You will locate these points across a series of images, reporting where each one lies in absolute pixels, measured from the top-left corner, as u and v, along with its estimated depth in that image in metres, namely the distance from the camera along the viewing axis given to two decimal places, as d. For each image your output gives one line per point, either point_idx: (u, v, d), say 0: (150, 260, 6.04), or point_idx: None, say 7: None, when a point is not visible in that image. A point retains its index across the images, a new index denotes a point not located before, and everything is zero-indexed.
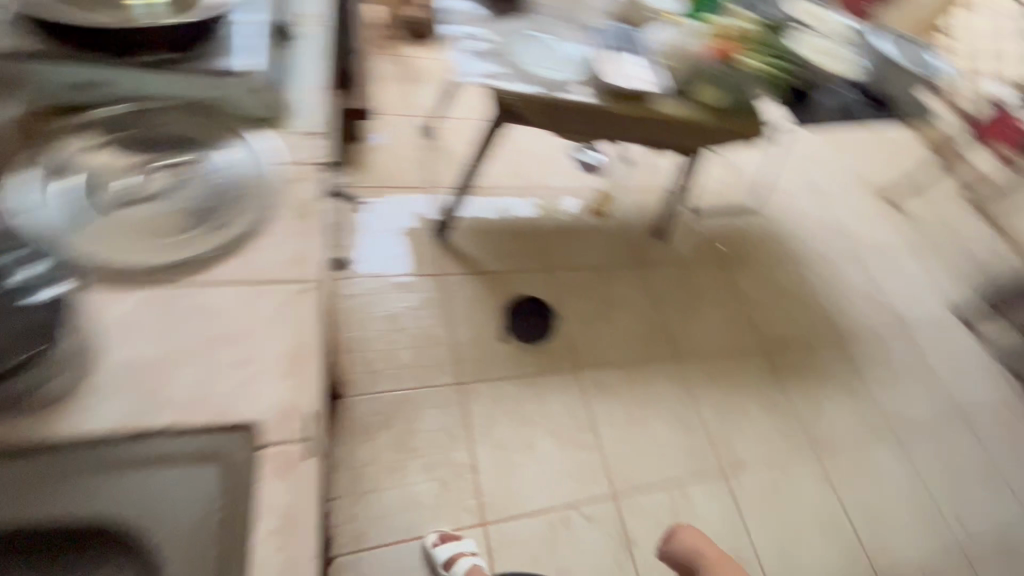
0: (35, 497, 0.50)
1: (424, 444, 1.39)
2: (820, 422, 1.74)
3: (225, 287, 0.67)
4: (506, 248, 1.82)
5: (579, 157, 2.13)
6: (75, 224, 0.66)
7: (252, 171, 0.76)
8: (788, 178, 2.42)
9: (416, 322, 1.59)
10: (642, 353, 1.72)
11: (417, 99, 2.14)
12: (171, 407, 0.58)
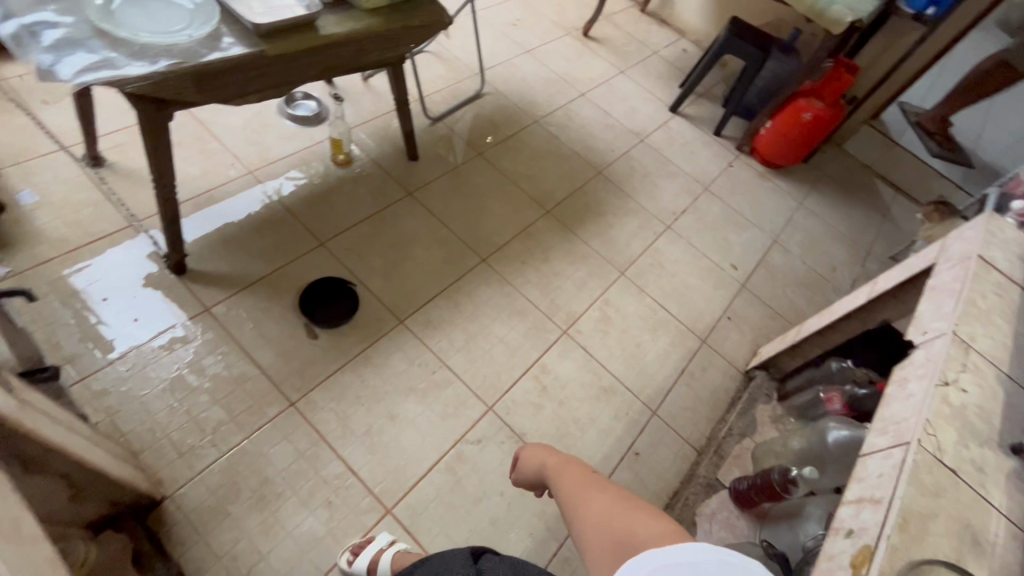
0: None
1: (287, 483, 1.26)
2: (616, 247, 1.98)
3: None
4: (264, 244, 1.61)
5: (294, 113, 1.92)
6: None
7: None
8: (501, 50, 2.48)
9: (206, 373, 1.36)
10: (453, 272, 1.73)
11: (51, 126, 1.65)
12: None
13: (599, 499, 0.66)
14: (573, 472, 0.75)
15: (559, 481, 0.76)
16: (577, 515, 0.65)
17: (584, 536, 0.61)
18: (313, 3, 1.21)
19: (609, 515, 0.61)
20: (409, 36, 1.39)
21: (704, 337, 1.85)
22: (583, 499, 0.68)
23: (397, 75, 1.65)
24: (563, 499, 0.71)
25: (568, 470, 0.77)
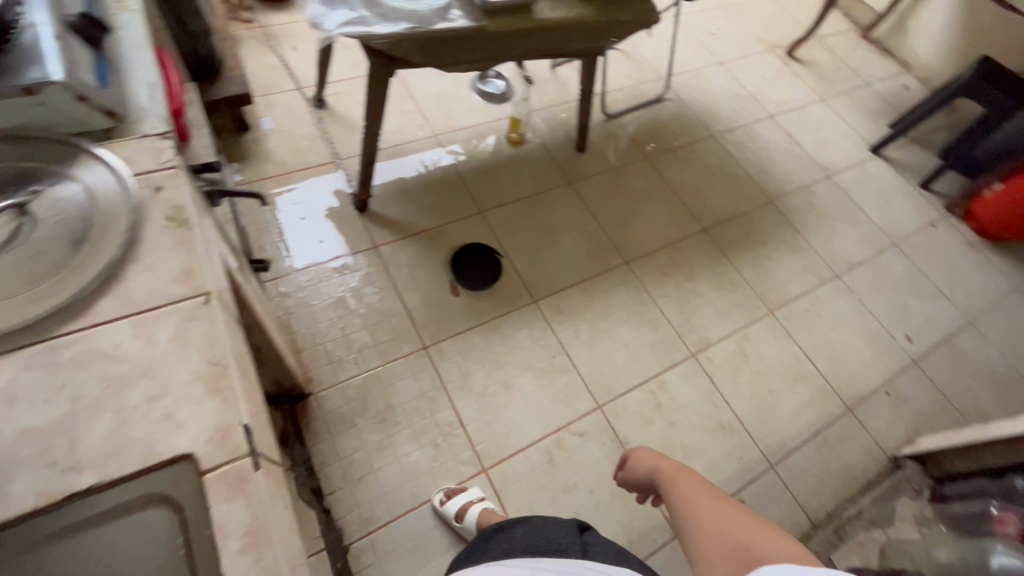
0: None
1: (405, 415, 1.39)
2: (770, 283, 1.84)
3: (114, 325, 0.53)
4: (434, 201, 1.76)
5: (483, 88, 2.05)
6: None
7: (98, 198, 0.59)
8: (693, 57, 2.40)
9: (363, 301, 1.54)
10: (594, 267, 1.74)
11: (295, 68, 1.97)
12: (90, 463, 0.47)
13: (718, 509, 0.63)
14: (689, 480, 0.73)
15: (671, 487, 0.74)
16: (693, 519, 0.64)
17: (697, 543, 0.59)
18: None
19: (728, 526, 0.59)
20: (614, 30, 1.40)
21: (851, 404, 1.64)
22: (696, 506, 0.65)
23: (590, 67, 1.69)
24: (674, 506, 0.69)
25: (683, 477, 0.74)
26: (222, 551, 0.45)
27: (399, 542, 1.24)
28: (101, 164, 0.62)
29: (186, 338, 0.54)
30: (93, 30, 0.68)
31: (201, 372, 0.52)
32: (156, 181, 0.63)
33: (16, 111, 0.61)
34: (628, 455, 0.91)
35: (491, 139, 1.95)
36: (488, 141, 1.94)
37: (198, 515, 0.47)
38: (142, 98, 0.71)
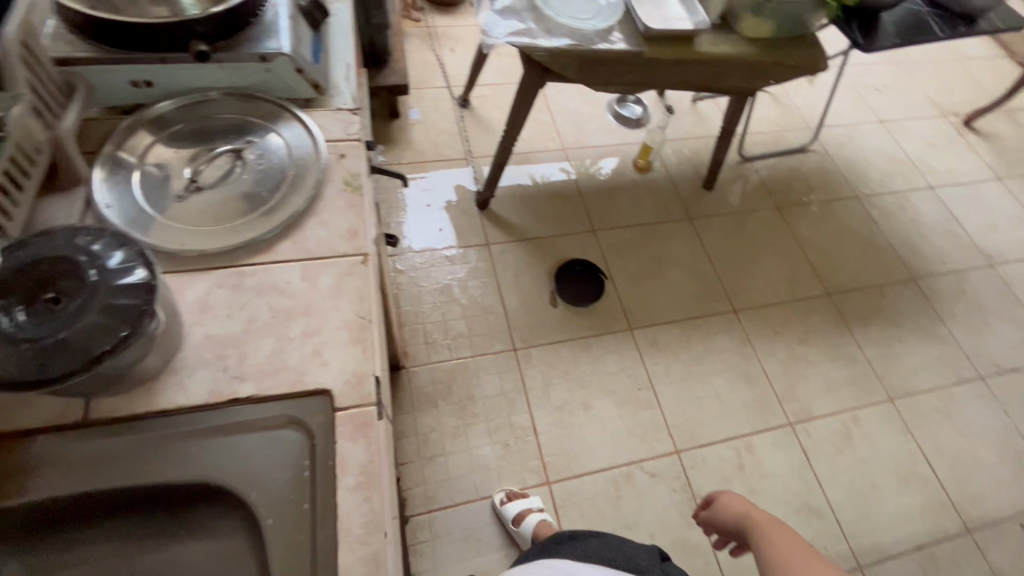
0: (136, 469, 0.50)
1: (484, 409, 1.43)
2: (896, 369, 1.65)
3: (288, 265, 0.61)
4: (551, 212, 1.80)
5: (620, 111, 2.06)
6: (143, 229, 0.61)
7: (295, 156, 0.68)
8: (850, 111, 2.24)
9: (466, 292, 1.61)
10: (700, 308, 1.68)
11: (449, 68, 2.12)
12: (251, 376, 0.55)
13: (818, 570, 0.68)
14: (779, 534, 0.76)
15: (761, 538, 0.78)
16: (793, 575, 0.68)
17: None
18: (703, 21, 1.25)
19: None
20: (775, 72, 1.35)
21: (972, 526, 1.43)
22: (795, 563, 0.70)
23: (738, 106, 1.64)
24: (767, 557, 0.73)
25: (773, 530, 0.78)
26: (339, 483, 0.50)
27: (455, 529, 1.28)
28: (300, 126, 0.71)
29: (342, 289, 0.60)
30: (316, 14, 0.79)
31: (349, 321, 0.58)
32: (341, 149, 0.71)
33: (249, 75, 0.71)
34: (714, 497, 0.93)
35: (611, 162, 1.95)
36: (613, 163, 1.95)
37: (325, 446, 0.52)
38: (338, 76, 0.81)
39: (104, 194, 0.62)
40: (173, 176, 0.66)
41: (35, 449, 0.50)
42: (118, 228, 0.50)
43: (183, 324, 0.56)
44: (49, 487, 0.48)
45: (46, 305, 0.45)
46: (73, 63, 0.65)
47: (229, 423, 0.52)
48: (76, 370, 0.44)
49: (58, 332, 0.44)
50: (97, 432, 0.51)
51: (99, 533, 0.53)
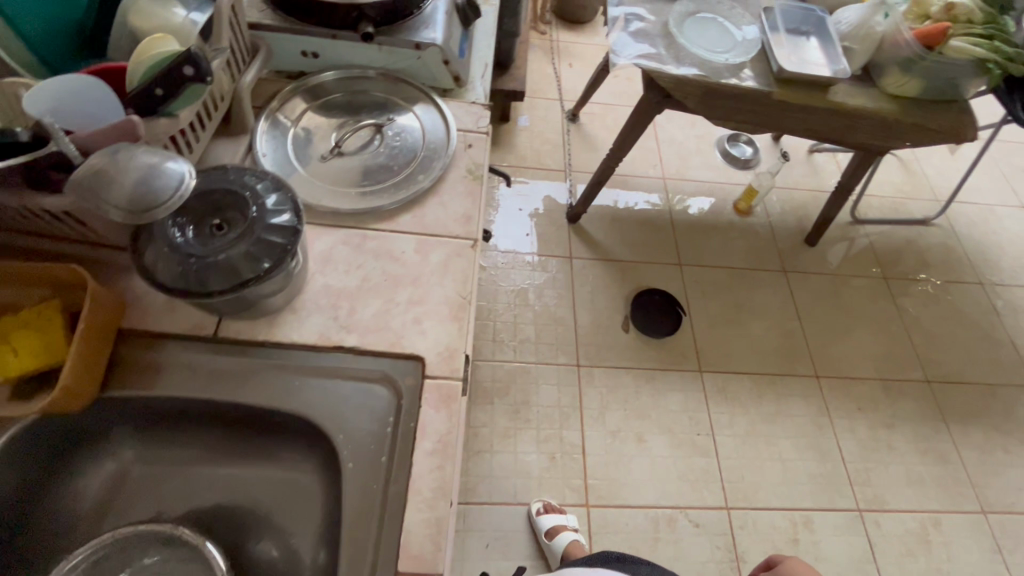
0: (247, 389, 0.55)
1: (537, 416, 1.44)
2: (995, 480, 1.47)
3: (405, 236, 0.66)
4: (639, 238, 1.78)
5: (730, 150, 2.00)
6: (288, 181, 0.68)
7: (429, 139, 0.73)
8: (988, 189, 2.04)
9: (541, 300, 1.63)
10: (778, 365, 1.59)
11: (564, 82, 2.16)
12: (357, 328, 0.59)
13: None
14: None
15: None
16: None
17: None
18: (844, 70, 1.20)
19: None
20: (912, 134, 1.27)
21: None
22: None
23: (862, 164, 1.55)
24: None
25: None
26: (418, 445, 0.53)
27: (487, 526, 1.29)
28: (437, 111, 0.76)
29: (450, 268, 0.64)
30: (469, 13, 0.84)
31: (450, 299, 0.62)
32: (469, 139, 0.75)
33: (401, 59, 0.77)
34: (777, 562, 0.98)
35: (706, 200, 1.89)
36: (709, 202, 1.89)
37: (410, 407, 0.55)
38: (475, 73, 0.86)
39: (263, 146, 0.70)
40: (321, 140, 0.72)
41: (170, 352, 0.57)
42: (276, 174, 0.56)
43: (307, 267, 0.61)
44: (178, 386, 0.55)
45: (212, 230, 0.51)
46: (260, 28, 0.74)
47: (328, 367, 0.57)
48: (225, 290, 0.50)
49: (217, 254, 0.50)
50: (223, 348, 0.57)
51: (204, 436, 0.60)
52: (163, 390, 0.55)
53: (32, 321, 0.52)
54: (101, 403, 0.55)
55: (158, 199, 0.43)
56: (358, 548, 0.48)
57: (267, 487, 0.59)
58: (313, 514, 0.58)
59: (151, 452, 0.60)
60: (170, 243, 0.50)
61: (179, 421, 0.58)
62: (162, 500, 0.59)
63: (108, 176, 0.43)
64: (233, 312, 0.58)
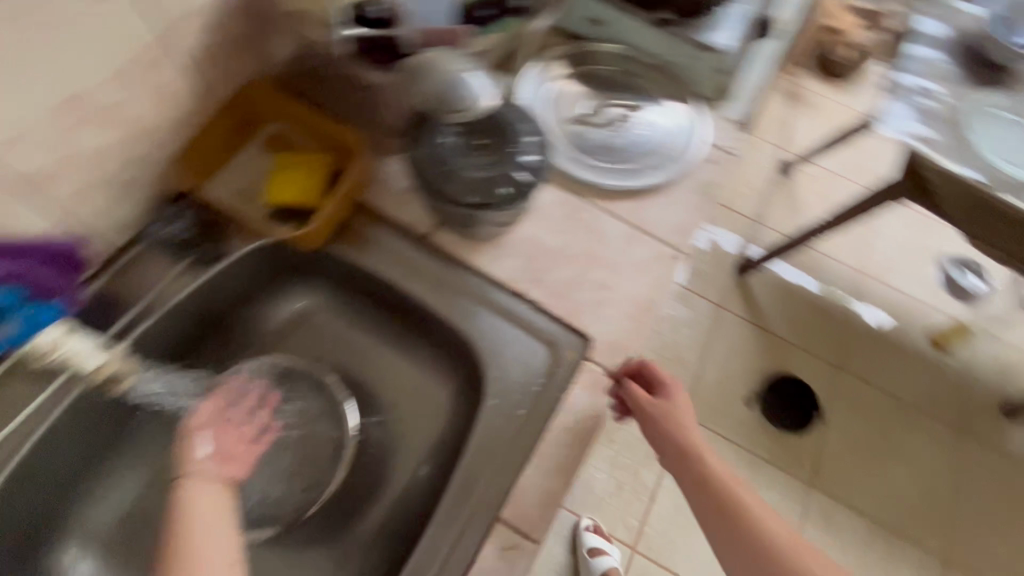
0: (434, 296, 0.61)
1: (621, 439, 1.39)
2: None
3: (618, 222, 0.65)
4: (804, 319, 1.58)
5: (953, 273, 1.69)
6: None
7: (674, 140, 0.72)
8: None
9: (673, 333, 1.54)
10: (900, 521, 1.38)
11: (803, 119, 1.80)
12: (545, 286, 0.61)
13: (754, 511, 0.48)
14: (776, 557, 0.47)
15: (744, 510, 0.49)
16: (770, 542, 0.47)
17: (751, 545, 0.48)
18: None
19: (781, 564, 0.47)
20: None
21: None
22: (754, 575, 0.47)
23: None
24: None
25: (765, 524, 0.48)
26: (557, 419, 0.55)
27: None
28: (694, 115, 0.74)
29: (648, 270, 0.63)
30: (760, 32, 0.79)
31: (638, 299, 0.61)
32: (713, 155, 0.72)
33: (678, 54, 0.76)
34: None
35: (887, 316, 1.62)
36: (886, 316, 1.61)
37: (564, 380, 0.56)
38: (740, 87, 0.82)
39: (523, 91, 0.73)
40: (576, 103, 0.74)
41: (387, 236, 0.63)
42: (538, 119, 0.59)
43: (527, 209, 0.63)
44: (384, 266, 0.62)
45: (474, 146, 0.55)
46: None
47: (507, 309, 0.59)
48: (466, 204, 0.54)
49: (472, 171, 0.54)
50: (429, 251, 0.62)
51: (377, 316, 0.66)
52: (374, 265, 0.62)
53: (306, 164, 0.61)
54: (323, 253, 0.62)
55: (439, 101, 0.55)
56: (474, 475, 0.51)
57: (406, 382, 0.65)
58: (434, 426, 0.63)
59: (333, 309, 0.67)
60: (440, 146, 0.55)
61: (367, 294, 0.65)
62: (326, 351, 0.66)
63: (428, 69, 0.55)
64: (457, 225, 0.62)
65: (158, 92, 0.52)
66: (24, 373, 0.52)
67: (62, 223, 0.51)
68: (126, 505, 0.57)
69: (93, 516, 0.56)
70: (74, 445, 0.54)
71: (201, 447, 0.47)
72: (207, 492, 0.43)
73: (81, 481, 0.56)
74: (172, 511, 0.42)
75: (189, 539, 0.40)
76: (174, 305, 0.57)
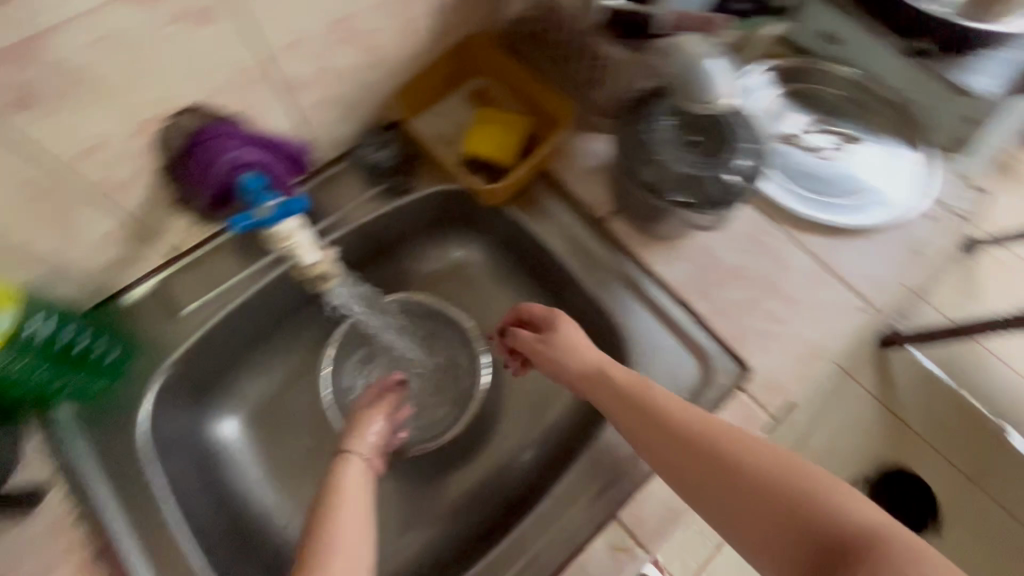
0: (596, 282, 0.61)
1: None
2: None
3: (806, 256, 0.61)
4: (938, 429, 0.95)
5: None
6: None
7: (891, 184, 0.64)
8: None
9: None
10: None
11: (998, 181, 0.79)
12: (712, 302, 0.58)
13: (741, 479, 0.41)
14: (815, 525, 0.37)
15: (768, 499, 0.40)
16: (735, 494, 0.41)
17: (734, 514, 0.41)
18: None
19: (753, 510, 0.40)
20: None
21: None
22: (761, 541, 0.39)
23: None
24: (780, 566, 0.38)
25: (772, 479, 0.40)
26: None
27: None
28: (919, 163, 0.66)
29: (830, 317, 0.58)
30: None
31: (811, 344, 0.56)
32: (934, 211, 0.64)
33: (923, 92, 0.65)
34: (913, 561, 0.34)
35: None
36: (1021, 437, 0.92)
37: (710, 403, 0.55)
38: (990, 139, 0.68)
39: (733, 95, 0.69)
40: (787, 120, 0.68)
41: (563, 212, 0.63)
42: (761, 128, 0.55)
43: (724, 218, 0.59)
44: (554, 239, 0.62)
45: (688, 142, 0.53)
46: None
47: (665, 314, 0.58)
48: (665, 198, 0.52)
49: (681, 166, 0.52)
50: (602, 237, 0.62)
51: (529, 284, 0.68)
52: (546, 236, 0.62)
53: (507, 123, 0.62)
54: (500, 212, 0.64)
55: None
56: None
57: None
58: (555, 402, 0.64)
59: (489, 266, 0.69)
60: (653, 133, 0.53)
61: (527, 261, 0.66)
62: (471, 303, 0.69)
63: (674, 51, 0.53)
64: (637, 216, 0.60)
65: (405, 27, 0.55)
66: (236, 251, 0.59)
67: (295, 130, 0.56)
68: (279, 387, 0.64)
69: (252, 386, 0.63)
70: (254, 324, 0.61)
71: (370, 431, 0.53)
72: (357, 473, 0.48)
73: (249, 356, 0.63)
74: (329, 476, 0.48)
75: (337, 507, 0.44)
76: (362, 224, 0.62)
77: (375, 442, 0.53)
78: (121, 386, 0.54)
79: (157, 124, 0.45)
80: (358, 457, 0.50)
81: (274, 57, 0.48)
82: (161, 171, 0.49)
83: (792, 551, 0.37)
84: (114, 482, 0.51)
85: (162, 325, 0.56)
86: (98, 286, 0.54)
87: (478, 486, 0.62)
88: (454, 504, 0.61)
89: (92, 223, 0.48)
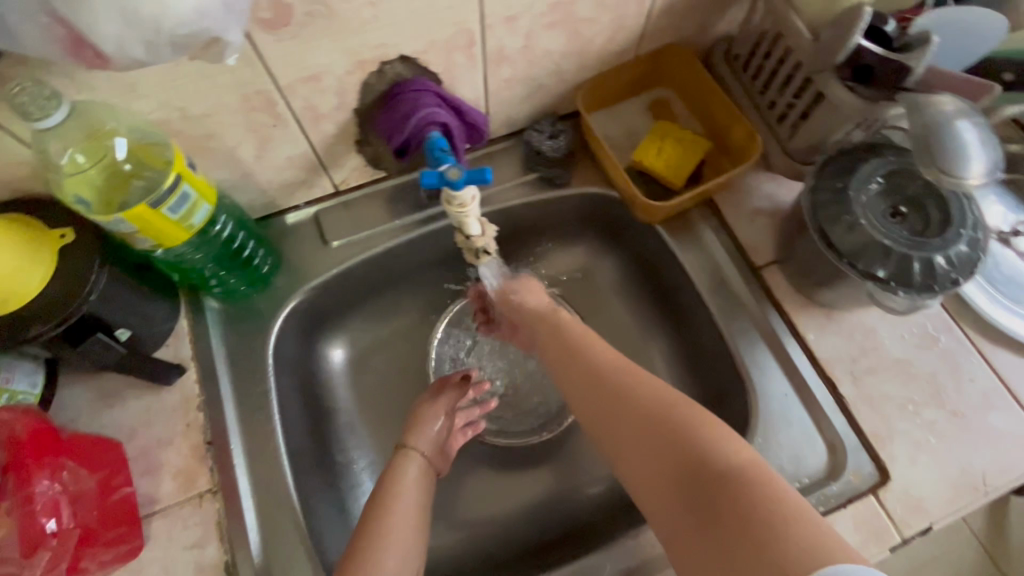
0: (734, 331, 0.56)
1: None
2: None
3: (988, 372, 0.52)
4: None
5: None
6: None
7: None
8: None
9: None
10: None
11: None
12: (861, 391, 0.52)
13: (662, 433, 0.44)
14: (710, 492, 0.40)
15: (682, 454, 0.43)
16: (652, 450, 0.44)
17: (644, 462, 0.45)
18: None
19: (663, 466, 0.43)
20: None
21: None
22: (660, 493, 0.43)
23: None
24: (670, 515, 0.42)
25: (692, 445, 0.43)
26: None
27: None
28: None
29: (999, 448, 0.50)
30: None
31: (969, 472, 0.49)
32: None
33: None
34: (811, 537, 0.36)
35: None
36: None
37: (834, 499, 0.49)
38: None
39: None
40: (1002, 213, 0.59)
41: (718, 248, 0.59)
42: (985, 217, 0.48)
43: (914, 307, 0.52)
44: (700, 274, 0.59)
45: (891, 210, 0.48)
46: None
47: (803, 388, 0.53)
48: (850, 264, 0.47)
49: (884, 234, 0.46)
50: (753, 285, 0.57)
51: (654, 311, 0.65)
52: (692, 269, 0.59)
53: (686, 142, 0.59)
54: (649, 231, 0.61)
55: (970, 119, 0.40)
56: None
57: None
58: None
59: (618, 279, 0.67)
60: (859, 189, 0.48)
61: (660, 288, 0.63)
62: (590, 312, 0.68)
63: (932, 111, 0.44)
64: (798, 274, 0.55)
65: (613, 24, 0.54)
66: (389, 201, 0.61)
67: (478, 100, 0.56)
68: (389, 338, 0.66)
69: (365, 329, 0.66)
70: (385, 273, 0.63)
71: (431, 423, 0.55)
72: (414, 471, 0.52)
73: (370, 300, 0.65)
74: (390, 468, 0.52)
75: (392, 505, 0.48)
76: (510, 206, 0.62)
77: (436, 442, 0.55)
78: (261, 295, 0.58)
79: (367, 68, 0.47)
80: (417, 453, 0.53)
81: (487, 27, 0.48)
82: (354, 112, 0.51)
83: (690, 502, 0.41)
84: (234, 384, 0.55)
85: (310, 251, 0.60)
86: (268, 201, 0.58)
87: (548, 498, 0.61)
88: (519, 509, 0.61)
89: (285, 144, 0.51)
